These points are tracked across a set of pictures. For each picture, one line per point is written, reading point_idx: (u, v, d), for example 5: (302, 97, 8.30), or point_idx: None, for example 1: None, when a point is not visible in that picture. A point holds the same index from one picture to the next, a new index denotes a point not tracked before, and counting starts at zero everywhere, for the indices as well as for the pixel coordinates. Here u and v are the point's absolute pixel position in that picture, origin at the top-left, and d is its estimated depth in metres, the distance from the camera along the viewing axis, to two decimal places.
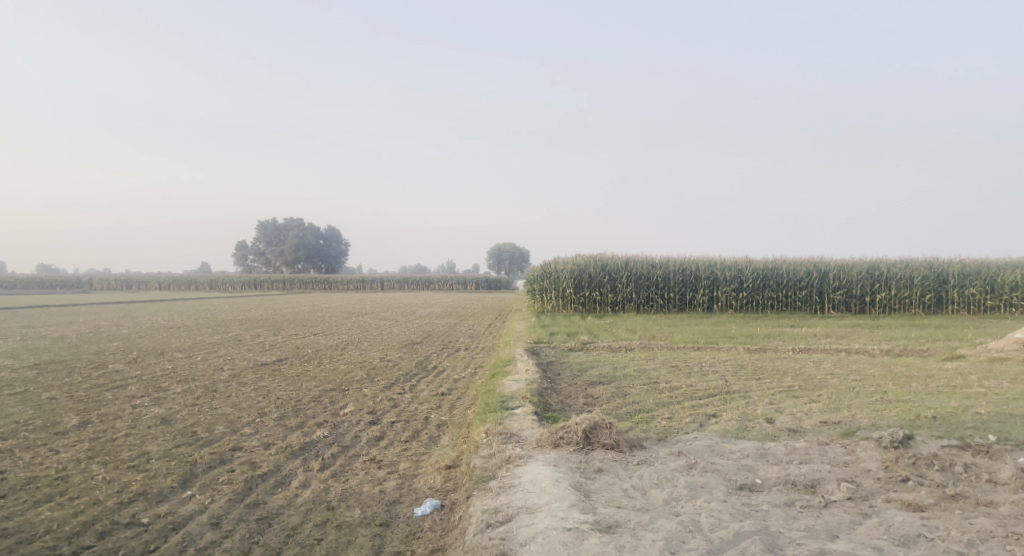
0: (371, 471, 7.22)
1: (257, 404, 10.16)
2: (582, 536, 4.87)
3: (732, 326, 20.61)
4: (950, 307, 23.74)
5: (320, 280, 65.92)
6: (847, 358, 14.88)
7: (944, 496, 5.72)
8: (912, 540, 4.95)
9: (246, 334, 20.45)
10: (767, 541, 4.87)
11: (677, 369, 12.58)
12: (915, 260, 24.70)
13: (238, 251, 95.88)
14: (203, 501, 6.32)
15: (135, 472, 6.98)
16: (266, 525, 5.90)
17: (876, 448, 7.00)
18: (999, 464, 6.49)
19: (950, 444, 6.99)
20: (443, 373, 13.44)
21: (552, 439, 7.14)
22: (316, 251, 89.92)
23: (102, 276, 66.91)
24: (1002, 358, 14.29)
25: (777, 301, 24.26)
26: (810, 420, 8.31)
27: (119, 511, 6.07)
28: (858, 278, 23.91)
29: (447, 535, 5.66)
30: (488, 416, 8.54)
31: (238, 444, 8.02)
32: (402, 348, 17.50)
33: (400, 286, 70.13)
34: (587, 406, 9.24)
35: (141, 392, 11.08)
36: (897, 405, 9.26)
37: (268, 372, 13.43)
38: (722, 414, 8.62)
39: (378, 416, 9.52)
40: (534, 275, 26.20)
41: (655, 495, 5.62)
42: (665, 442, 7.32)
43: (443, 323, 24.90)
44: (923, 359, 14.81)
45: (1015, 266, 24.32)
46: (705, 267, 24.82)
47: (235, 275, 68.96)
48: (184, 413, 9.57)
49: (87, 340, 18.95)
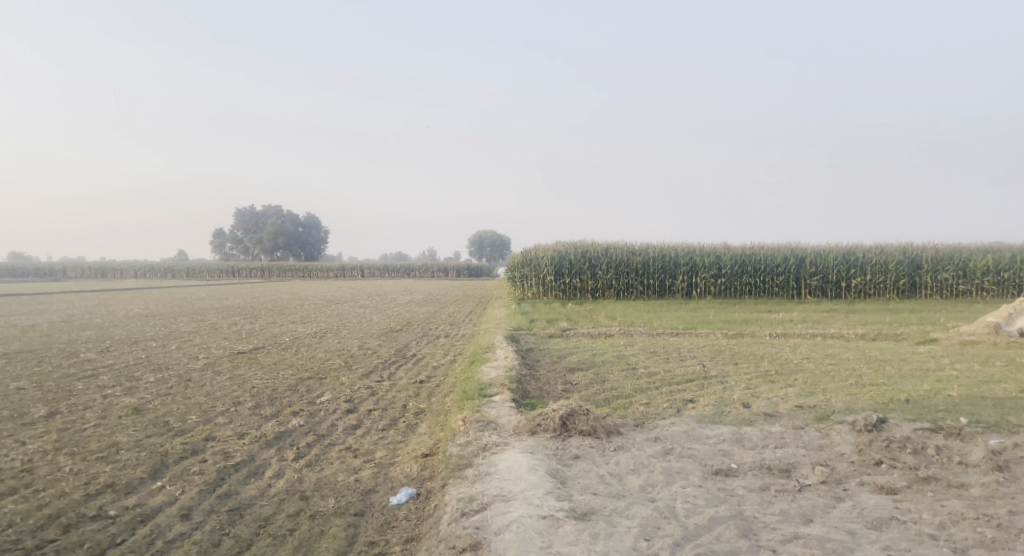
0: (347, 459, 7.14)
1: (232, 393, 10.03)
2: (557, 524, 4.84)
3: (710, 312, 20.70)
4: (923, 291, 24.04)
5: (300, 268, 65.47)
6: (823, 343, 14.99)
7: (916, 479, 5.77)
8: (884, 522, 4.98)
9: (223, 323, 20.20)
10: (742, 526, 4.88)
11: (656, 354, 12.61)
12: (890, 246, 24.95)
13: (215, 239, 94.72)
14: (174, 492, 6.21)
15: (103, 463, 6.85)
16: (238, 515, 5.82)
17: (850, 431, 7.04)
18: (970, 446, 6.56)
19: (923, 427, 7.05)
20: (421, 360, 13.38)
21: (529, 426, 7.10)
22: (294, 238, 89.18)
23: (76, 264, 65.84)
24: (974, 341, 14.49)
25: (755, 287, 24.44)
26: (785, 404, 8.35)
27: (85, 504, 5.95)
28: (834, 264, 24.09)
29: (422, 524, 5.62)
30: (466, 404, 8.49)
31: (211, 434, 7.90)
32: (381, 335, 17.40)
33: (380, 274, 69.74)
34: (566, 393, 9.23)
35: (113, 382, 10.89)
36: (871, 388, 9.35)
37: (244, 360, 13.28)
38: (699, 399, 8.64)
39: (355, 404, 9.43)
40: (514, 262, 26.11)
41: (631, 481, 5.61)
42: (643, 427, 7.32)
43: (423, 310, 24.78)
44: (897, 343, 14.99)
45: (987, 250, 24.69)
46: (684, 253, 24.90)
47: (212, 263, 68.11)
48: (155, 402, 9.41)
49: (58, 328, 18.61)
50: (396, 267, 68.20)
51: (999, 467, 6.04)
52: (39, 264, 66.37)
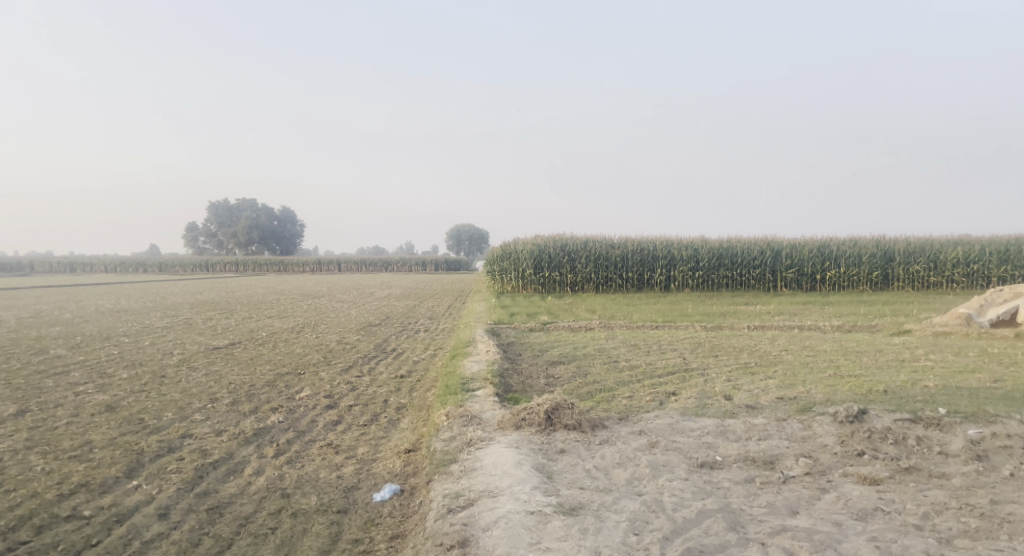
0: (328, 456, 7.04)
1: (209, 390, 9.85)
2: (545, 520, 4.80)
3: (689, 305, 20.79)
4: (895, 283, 24.38)
5: (276, 262, 64.89)
6: (800, 335, 15.13)
7: (898, 469, 5.82)
8: (870, 514, 5.00)
9: (197, 318, 19.85)
10: (731, 519, 4.88)
11: (636, 347, 12.63)
12: (864, 238, 25.25)
13: (187, 233, 93.31)
14: (151, 491, 6.07)
15: (77, 462, 6.68)
16: (217, 515, 5.70)
17: (832, 423, 7.08)
18: (949, 436, 6.63)
19: (903, 418, 7.11)
20: (401, 355, 13.28)
21: (513, 420, 7.05)
22: (269, 232, 88.19)
23: (45, 259, 64.56)
24: (947, 332, 14.72)
25: (732, 279, 24.60)
26: (767, 396, 8.39)
27: (59, 504, 5.80)
28: (809, 257, 24.32)
29: (407, 521, 5.55)
30: (448, 399, 8.41)
31: (188, 431, 7.75)
32: (360, 330, 17.26)
33: (357, 267, 69.25)
34: (548, 387, 9.18)
35: (85, 379, 10.65)
36: (850, 379, 9.45)
37: (220, 356, 13.07)
38: (681, 392, 8.65)
39: (335, 399, 9.32)
40: (493, 256, 26.03)
41: (618, 475, 5.59)
42: (627, 421, 7.30)
43: (402, 304, 24.61)
44: (872, 335, 15.17)
45: (958, 242, 25.10)
46: (663, 247, 24.98)
47: (184, 258, 67.00)
48: (130, 399, 9.23)
49: (26, 325, 18.14)
50: (374, 261, 67.67)
51: (978, 456, 6.11)
52: (5, 258, 64.91)
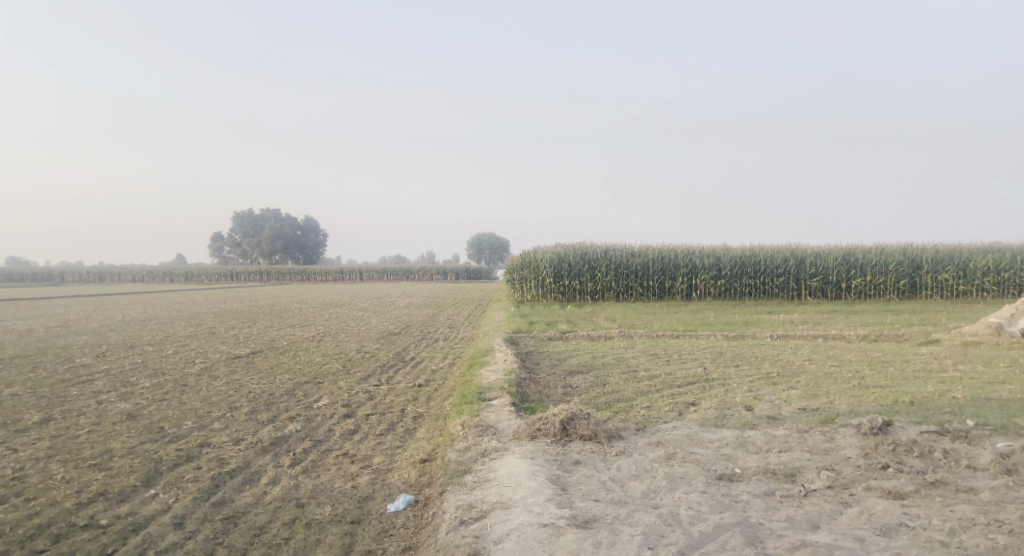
0: (344, 465, 7.02)
1: (228, 398, 9.91)
2: (558, 533, 4.72)
3: (711, 314, 20.57)
4: (923, 292, 23.94)
5: (298, 270, 65.45)
6: (824, 344, 14.88)
7: (924, 484, 5.66)
8: (894, 529, 4.86)
9: (220, 327, 20.02)
10: (748, 533, 4.77)
11: (657, 356, 12.51)
12: (890, 247, 24.86)
13: (212, 243, 94.44)
14: (167, 500, 6.09)
15: (96, 471, 6.73)
16: (232, 524, 5.70)
17: (856, 434, 6.92)
18: (978, 449, 6.44)
19: (930, 430, 6.94)
20: (420, 364, 13.27)
21: (528, 431, 6.98)
22: (293, 242, 89.03)
23: (73, 268, 65.66)
24: (976, 342, 14.39)
25: (755, 288, 24.33)
26: (789, 406, 8.24)
27: (77, 512, 5.83)
28: (834, 265, 23.99)
29: (420, 532, 5.50)
30: (465, 408, 8.37)
31: (207, 440, 7.78)
32: (380, 338, 17.29)
33: (379, 276, 69.64)
34: (566, 397, 9.10)
35: (108, 387, 10.76)
36: (874, 390, 9.25)
37: (240, 365, 13.15)
38: (701, 403, 8.52)
39: (353, 408, 9.32)
40: (513, 265, 26.00)
41: (634, 488, 5.50)
42: (644, 432, 7.20)
43: (422, 313, 24.66)
44: (899, 344, 14.88)
45: (988, 251, 24.61)
46: (684, 255, 24.81)
47: (209, 268, 67.72)
48: (150, 408, 9.30)
49: (54, 334, 18.42)
50: (396, 269, 67.93)
51: (1007, 470, 5.93)
52: (36, 268, 66.20)
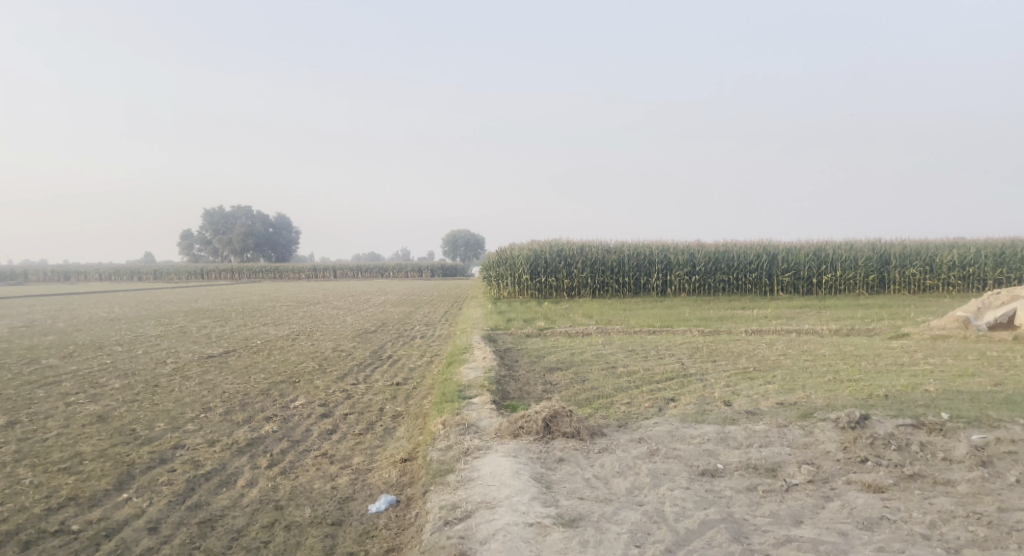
0: (323, 466, 6.91)
1: (202, 399, 9.72)
2: (544, 532, 4.69)
3: (686, 310, 20.70)
4: (892, 287, 24.34)
5: (270, 269, 64.95)
6: (798, 339, 15.03)
7: (903, 476, 5.72)
8: (875, 522, 4.91)
9: (191, 327, 19.67)
10: (733, 529, 4.77)
11: (634, 352, 12.54)
12: (860, 242, 25.22)
13: (182, 240, 92.96)
14: (141, 504, 5.95)
15: (66, 475, 6.55)
16: (209, 528, 5.58)
17: (834, 428, 6.98)
18: (953, 442, 6.54)
19: (906, 424, 7.02)
20: (397, 362, 13.15)
21: (510, 429, 6.93)
22: (265, 239, 87.96)
23: (38, 268, 64.20)
24: (945, 335, 14.63)
25: (728, 284, 24.54)
26: (767, 401, 8.29)
27: (46, 518, 5.67)
28: (805, 260, 24.26)
29: (403, 533, 5.43)
30: (445, 407, 8.30)
31: (181, 442, 7.62)
32: (355, 336, 17.12)
33: (352, 274, 69.10)
34: (546, 394, 9.06)
35: (77, 389, 10.49)
36: (849, 384, 9.36)
37: (214, 364, 12.92)
38: (680, 398, 8.56)
39: (330, 408, 9.20)
40: (489, 262, 25.92)
41: (618, 485, 5.48)
42: (626, 428, 7.19)
43: (397, 311, 24.48)
44: (870, 338, 15.09)
45: (954, 245, 25.08)
46: (659, 251, 24.93)
47: (177, 266, 66.54)
48: (121, 410, 9.08)
49: (19, 334, 17.95)
50: (370, 267, 67.36)
51: (983, 463, 6.02)
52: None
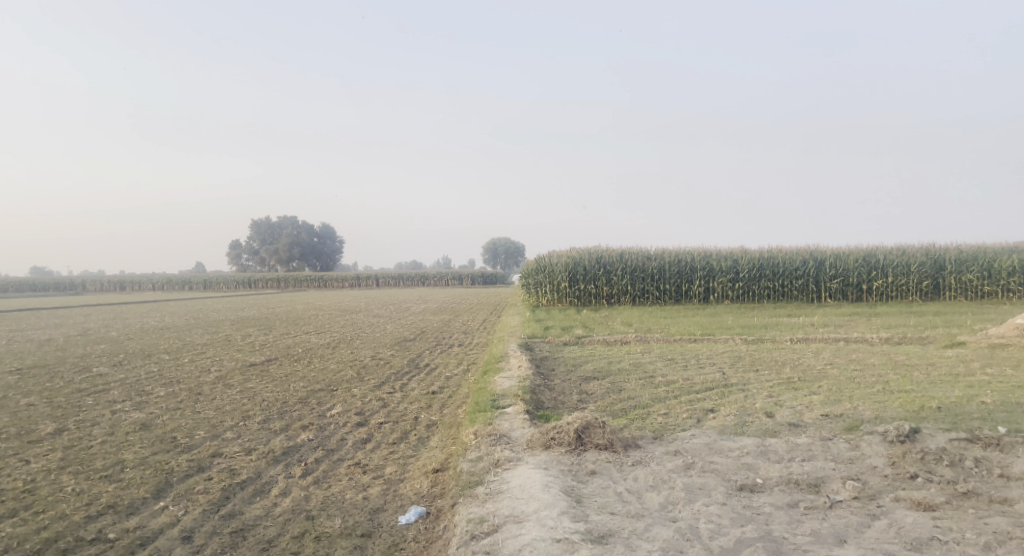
0: (355, 476, 6.89)
1: (242, 407, 9.84)
2: (572, 548, 4.56)
3: (729, 317, 20.28)
4: (947, 293, 23.45)
5: (315, 278, 65.78)
6: (846, 348, 14.55)
7: (955, 494, 5.43)
8: (925, 543, 4.65)
9: (236, 335, 20.00)
10: (771, 548, 4.58)
11: (674, 361, 12.28)
12: (911, 247, 24.37)
13: (231, 251, 95.29)
14: (176, 513, 6.00)
15: (107, 482, 6.65)
16: (240, 537, 5.60)
17: (882, 442, 6.67)
18: (1010, 457, 6.19)
19: (959, 438, 6.68)
20: (434, 370, 13.14)
21: (542, 440, 6.81)
22: (311, 249, 89.40)
23: (96, 278, 66.51)
24: (1004, 344, 13.97)
25: (773, 291, 24.00)
26: (811, 413, 8.00)
27: (85, 526, 5.75)
28: (854, 267, 23.57)
29: (431, 547, 5.36)
30: (478, 416, 8.22)
31: (218, 450, 7.69)
32: (395, 345, 17.19)
33: (394, 282, 69.81)
34: (581, 404, 8.91)
35: (123, 397, 10.72)
36: (899, 395, 8.98)
37: (255, 373, 13.08)
38: (720, 409, 8.32)
39: (366, 416, 9.20)
40: (528, 269, 25.83)
41: (651, 499, 5.32)
42: (662, 440, 7.00)
43: (437, 319, 24.56)
44: (923, 347, 14.52)
45: (1013, 251, 24.07)
46: (700, 258, 24.50)
47: (226, 275, 67.95)
48: (164, 418, 9.23)
49: (74, 343, 18.52)
50: (411, 275, 68.04)
51: None
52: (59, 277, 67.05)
